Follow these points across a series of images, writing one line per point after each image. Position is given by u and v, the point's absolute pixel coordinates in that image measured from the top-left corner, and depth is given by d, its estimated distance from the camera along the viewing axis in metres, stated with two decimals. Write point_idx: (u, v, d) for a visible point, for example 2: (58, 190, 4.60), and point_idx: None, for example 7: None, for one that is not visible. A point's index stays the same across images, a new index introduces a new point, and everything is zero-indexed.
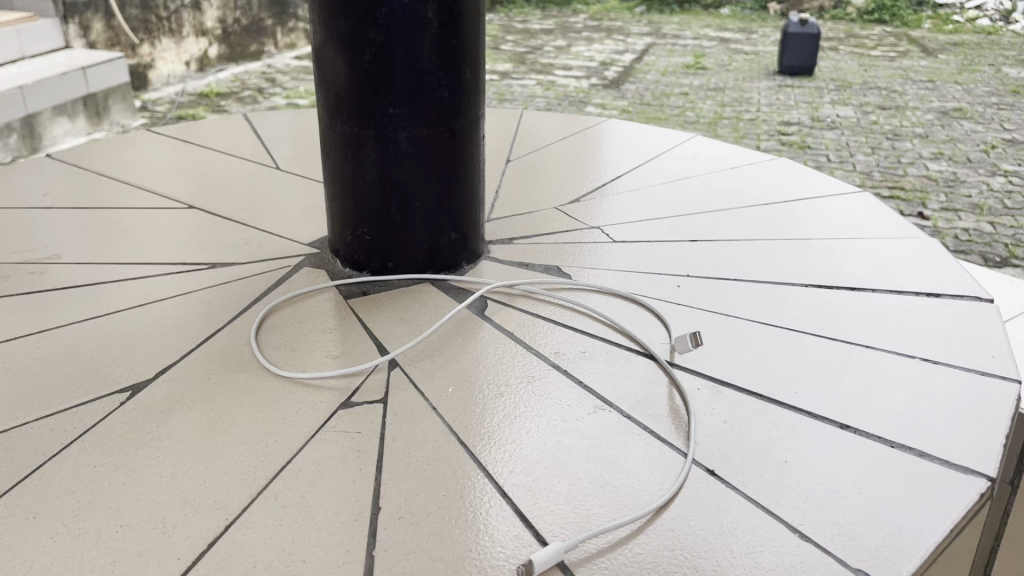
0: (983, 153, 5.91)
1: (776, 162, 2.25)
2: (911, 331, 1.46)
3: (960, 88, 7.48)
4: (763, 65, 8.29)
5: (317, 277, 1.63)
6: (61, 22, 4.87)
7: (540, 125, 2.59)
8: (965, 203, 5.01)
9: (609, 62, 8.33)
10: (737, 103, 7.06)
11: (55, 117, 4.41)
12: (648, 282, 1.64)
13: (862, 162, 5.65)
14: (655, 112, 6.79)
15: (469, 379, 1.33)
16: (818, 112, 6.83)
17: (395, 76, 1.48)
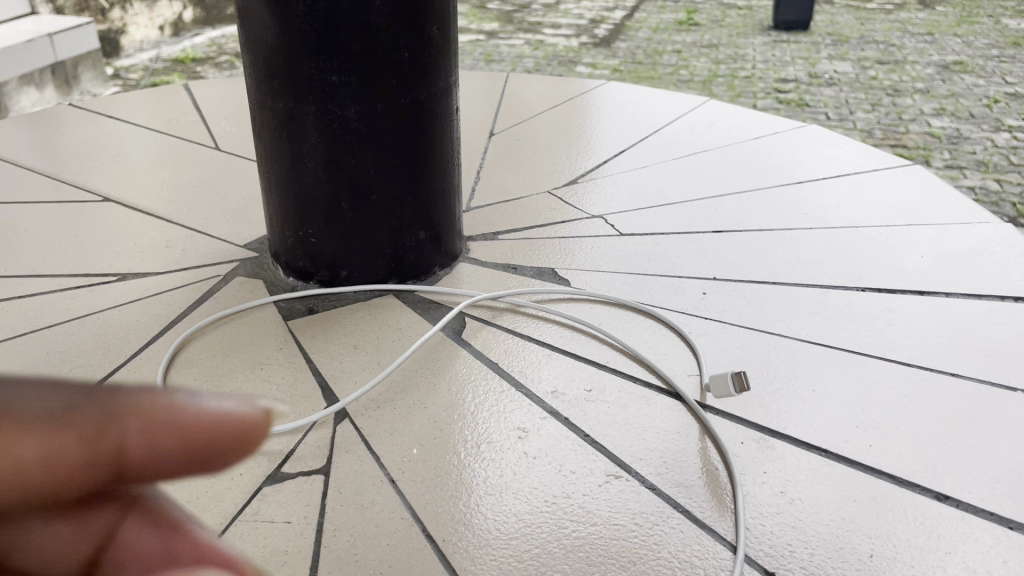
0: (987, 107, 5.57)
1: (805, 130, 1.92)
2: (1006, 351, 1.15)
3: (959, 41, 7.13)
4: (757, 20, 7.90)
5: (253, 291, 1.30)
6: None
7: (529, 89, 2.25)
8: (970, 160, 4.68)
9: (599, 19, 7.91)
10: (731, 60, 6.68)
11: (21, 87, 3.81)
12: (666, 289, 1.32)
13: (861, 120, 5.30)
14: (647, 71, 6.41)
15: (442, 431, 1.01)
16: (816, 68, 6.46)
17: (339, 33, 1.13)
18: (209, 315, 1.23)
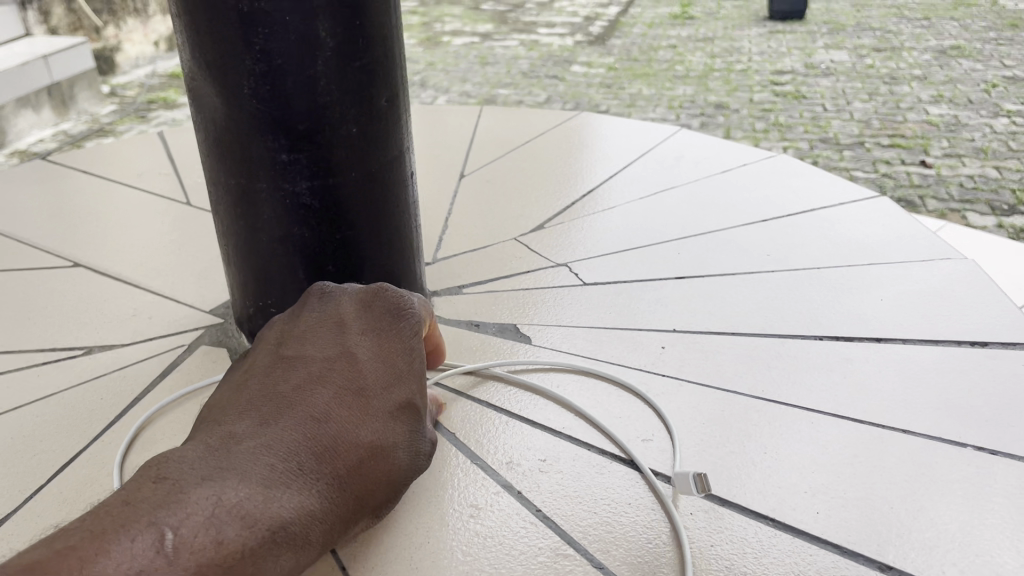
0: (984, 93, 5.55)
1: (775, 161, 1.93)
2: (957, 402, 1.16)
3: (956, 24, 7.13)
4: (753, 11, 7.91)
5: (217, 360, 1.32)
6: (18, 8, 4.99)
7: (504, 124, 2.26)
8: (968, 147, 4.69)
9: (593, 17, 7.92)
10: (727, 53, 6.68)
11: (19, 110, 4.61)
12: (626, 343, 1.33)
13: (858, 111, 5.29)
14: (642, 67, 6.41)
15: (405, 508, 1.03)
16: (812, 58, 6.46)
17: (285, 112, 1.14)
18: (173, 391, 1.25)
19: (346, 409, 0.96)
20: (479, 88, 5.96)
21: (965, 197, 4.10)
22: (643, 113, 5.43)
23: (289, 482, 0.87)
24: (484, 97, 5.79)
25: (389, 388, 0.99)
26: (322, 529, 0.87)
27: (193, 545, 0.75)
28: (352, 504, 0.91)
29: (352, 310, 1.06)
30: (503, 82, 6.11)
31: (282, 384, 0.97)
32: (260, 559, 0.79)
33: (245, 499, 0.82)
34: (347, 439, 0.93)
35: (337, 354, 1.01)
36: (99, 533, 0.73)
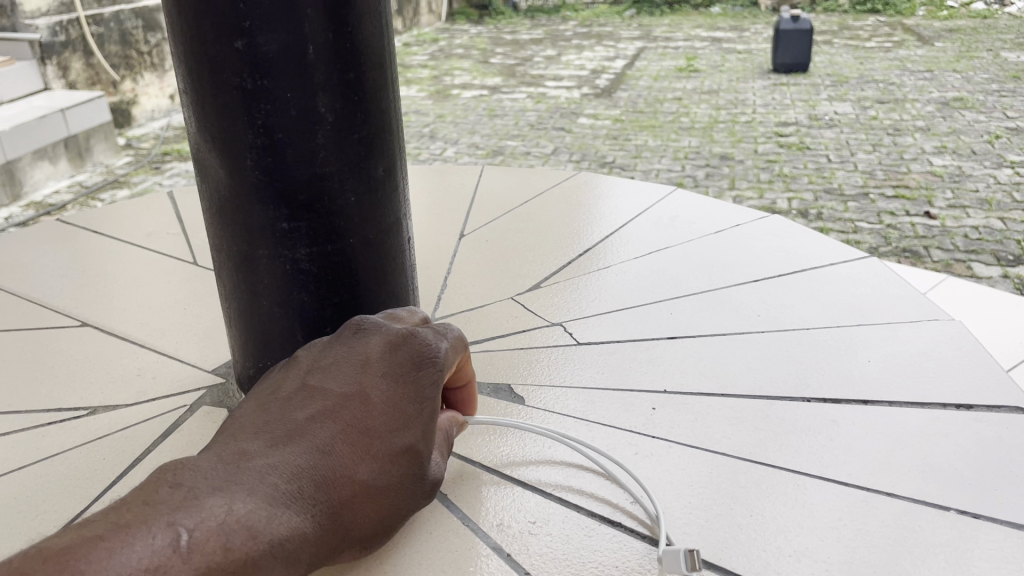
0: (988, 143, 5.63)
1: (768, 221, 1.97)
2: (942, 466, 1.18)
3: (959, 76, 7.26)
4: (757, 64, 8.06)
5: (217, 421, 1.35)
6: (38, 63, 5.70)
7: (505, 183, 2.32)
8: (973, 198, 4.74)
9: (600, 70, 8.10)
10: (732, 105, 6.79)
11: (35, 162, 4.90)
12: (617, 403, 1.36)
13: (862, 162, 5.37)
14: (648, 119, 6.51)
15: (409, 565, 1.06)
16: (816, 110, 6.57)
17: (286, 184, 1.19)
18: (173, 453, 1.28)
19: (354, 446, 0.97)
20: (487, 139, 6.08)
21: (970, 247, 4.13)
22: (649, 164, 5.51)
23: (289, 506, 0.90)
24: (491, 148, 5.88)
25: (398, 431, 0.99)
26: (304, 555, 0.90)
27: (203, 546, 0.80)
28: (336, 537, 0.93)
29: (376, 358, 1.04)
30: (511, 133, 6.23)
31: (302, 415, 1.00)
32: (253, 571, 0.82)
33: (253, 514, 0.86)
34: (346, 477, 0.95)
35: (357, 394, 1.02)
36: (123, 524, 0.79)
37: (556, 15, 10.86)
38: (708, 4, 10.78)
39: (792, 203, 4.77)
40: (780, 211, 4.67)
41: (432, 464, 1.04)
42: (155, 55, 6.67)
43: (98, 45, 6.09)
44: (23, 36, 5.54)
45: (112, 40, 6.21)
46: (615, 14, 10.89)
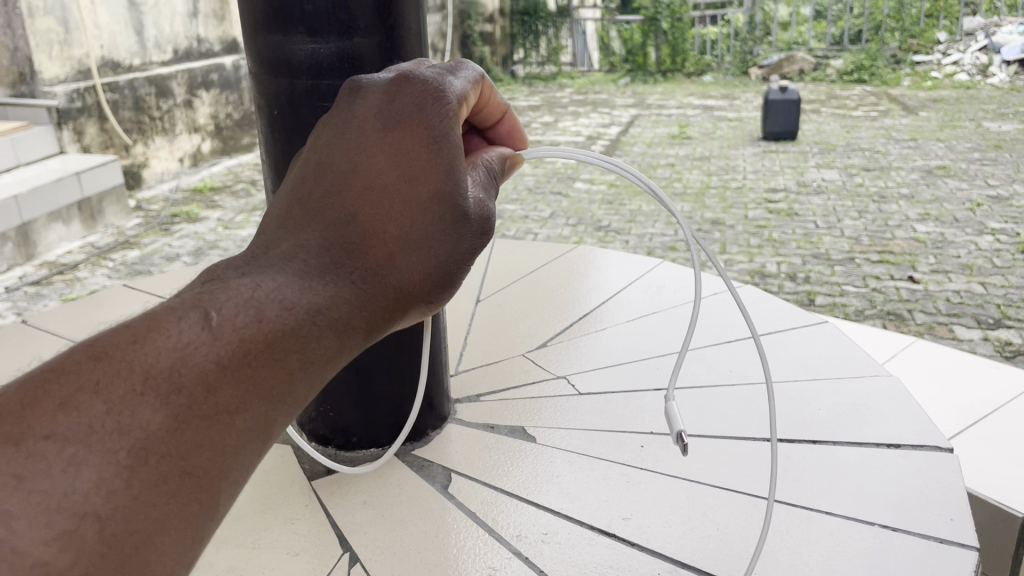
0: (970, 211, 5.97)
1: (741, 290, 2.29)
2: (872, 491, 1.47)
3: (942, 146, 7.68)
4: (748, 132, 8.49)
5: (283, 455, 1.65)
6: (55, 127, 6.15)
7: (514, 255, 2.64)
8: (955, 264, 5.08)
9: (596, 136, 8.53)
10: (723, 172, 7.19)
11: (48, 224, 5.25)
12: (612, 441, 1.65)
13: (849, 228, 5.73)
14: (642, 184, 6.90)
15: (448, 567, 1.34)
16: (804, 177, 6.97)
17: None
18: (251, 481, 1.58)
19: (380, 202, 0.82)
20: None
21: (952, 311, 4.40)
22: (643, 227, 5.86)
23: (319, 274, 0.76)
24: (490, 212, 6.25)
25: (425, 172, 0.85)
26: (366, 316, 0.78)
27: (226, 332, 0.67)
28: (394, 293, 0.81)
29: (373, 113, 0.88)
30: (511, 197, 6.61)
31: (311, 187, 0.83)
32: (302, 346, 0.71)
33: (278, 288, 0.72)
34: (379, 233, 0.81)
35: (362, 148, 0.85)
36: (115, 340, 0.63)
37: (554, 81, 11.40)
38: (701, 71, 11.22)
39: (782, 267, 5.07)
40: (769, 273, 4.99)
41: (475, 199, 0.90)
42: (165, 119, 7.30)
43: (112, 110, 6.69)
44: (43, 102, 6.02)
45: (126, 106, 6.89)
46: (611, 80, 11.41)
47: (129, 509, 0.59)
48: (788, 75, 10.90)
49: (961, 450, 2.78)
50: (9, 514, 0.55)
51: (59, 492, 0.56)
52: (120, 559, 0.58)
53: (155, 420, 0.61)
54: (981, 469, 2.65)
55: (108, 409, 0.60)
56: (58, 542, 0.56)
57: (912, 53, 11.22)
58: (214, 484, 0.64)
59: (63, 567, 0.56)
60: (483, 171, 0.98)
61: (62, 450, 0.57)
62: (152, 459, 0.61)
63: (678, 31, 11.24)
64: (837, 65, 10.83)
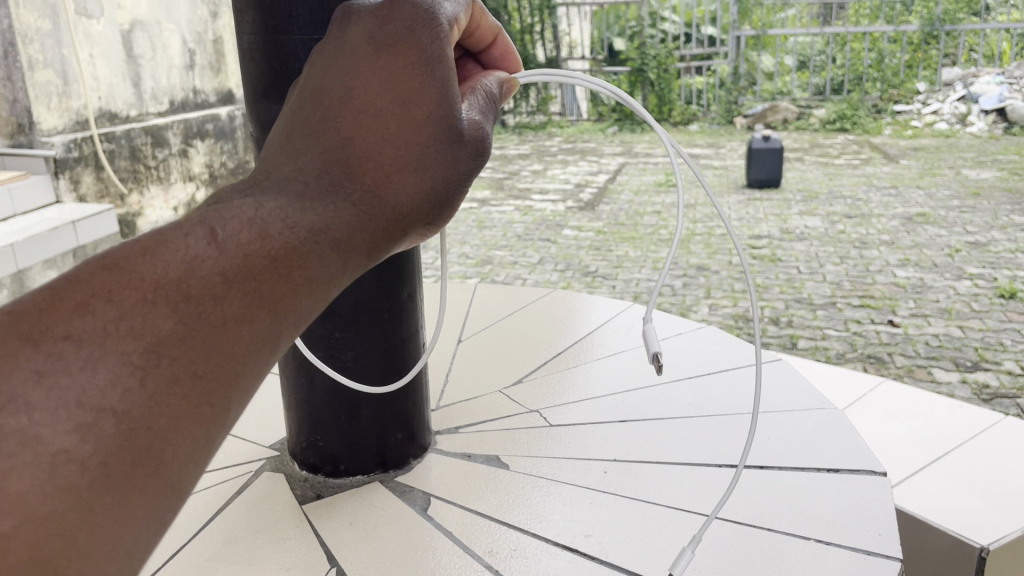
0: (948, 257, 6.23)
1: (704, 331, 2.48)
2: (810, 510, 1.63)
3: (922, 193, 7.92)
4: (732, 179, 8.74)
5: (276, 482, 1.80)
6: (51, 177, 6.27)
7: (494, 298, 2.83)
8: (935, 307, 5.30)
9: (584, 184, 8.76)
10: (708, 219, 7.41)
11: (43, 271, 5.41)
12: (578, 468, 1.81)
13: (831, 273, 5.93)
14: (629, 231, 7.10)
15: None
16: (787, 224, 7.19)
17: (338, 304, 1.68)
18: (248, 505, 1.72)
19: (376, 126, 0.81)
20: (477, 250, 6.63)
21: (931, 353, 4.62)
22: (629, 273, 6.04)
23: (318, 194, 0.76)
24: (480, 258, 6.42)
25: (418, 96, 0.84)
26: (366, 236, 0.78)
27: (230, 248, 0.67)
28: (394, 214, 0.81)
29: (367, 42, 0.87)
30: (500, 244, 6.80)
31: (309, 115, 0.83)
32: (305, 260, 0.71)
33: (281, 206, 0.72)
34: (375, 156, 0.81)
35: (356, 75, 0.84)
36: (125, 251, 0.64)
37: (543, 130, 11.69)
38: (686, 121, 11.21)
39: (765, 311, 5.28)
40: (753, 317, 5.17)
41: (475, 127, 0.89)
42: (160, 169, 7.50)
43: (108, 160, 6.88)
44: (41, 152, 6.15)
45: (122, 155, 7.07)
46: (599, 130, 11.71)
47: (142, 409, 0.61)
48: (772, 125, 11.10)
49: (920, 477, 2.87)
50: (30, 407, 0.57)
51: (77, 389, 0.59)
52: (137, 454, 0.61)
53: (164, 326, 0.62)
54: (937, 493, 2.75)
55: (122, 315, 0.61)
56: (79, 434, 0.59)
57: (894, 102, 11.49)
58: (223, 389, 0.65)
59: (84, 457, 0.59)
60: (481, 96, 0.95)
61: (79, 350, 0.59)
62: (163, 362, 0.62)
63: (664, 82, 11.49)
64: (820, 115, 11.04)
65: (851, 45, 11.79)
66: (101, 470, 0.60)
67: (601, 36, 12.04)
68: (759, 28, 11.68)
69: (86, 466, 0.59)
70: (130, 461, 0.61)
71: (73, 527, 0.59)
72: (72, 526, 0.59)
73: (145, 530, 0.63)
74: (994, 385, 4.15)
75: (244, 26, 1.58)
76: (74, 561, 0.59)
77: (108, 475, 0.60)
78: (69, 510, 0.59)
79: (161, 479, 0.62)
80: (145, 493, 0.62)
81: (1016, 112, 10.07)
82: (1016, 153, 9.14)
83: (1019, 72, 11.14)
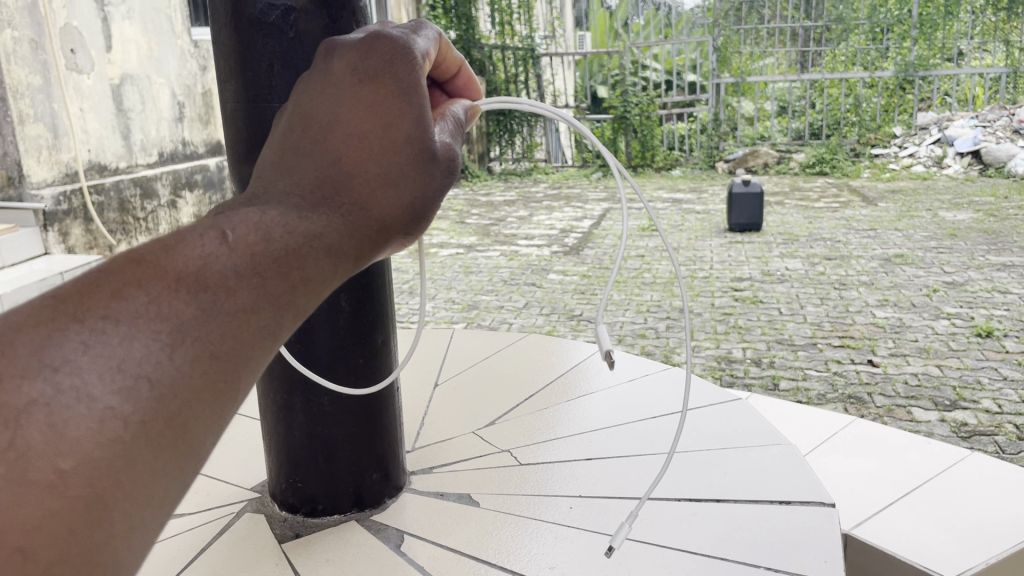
0: (926, 297, 6.38)
1: (670, 373, 2.61)
2: (760, 540, 1.74)
3: (900, 235, 8.12)
4: (714, 223, 8.91)
5: (255, 523, 1.89)
6: (41, 230, 6.33)
7: (471, 343, 2.94)
8: (913, 346, 5.40)
9: (569, 230, 8.92)
10: (690, 262, 7.57)
11: None
12: (545, 503, 1.91)
13: (812, 314, 6.09)
14: (613, 275, 7.25)
15: None
16: (768, 266, 7.35)
17: (317, 352, 1.78)
18: (228, 544, 1.81)
19: (362, 148, 0.87)
20: (464, 295, 6.76)
21: (910, 393, 4.68)
22: (614, 316, 6.18)
23: (311, 207, 0.82)
24: (466, 303, 6.56)
25: (397, 120, 0.89)
26: (351, 247, 0.84)
27: (239, 247, 0.74)
28: (378, 225, 0.86)
29: (348, 68, 0.91)
30: (486, 289, 6.93)
31: (298, 137, 0.88)
32: (302, 262, 0.77)
33: (280, 218, 0.79)
34: (362, 173, 0.86)
35: (340, 100, 0.89)
36: (150, 248, 0.70)
37: (529, 177, 11.97)
38: (670, 165, 11.61)
39: (747, 352, 5.40)
40: (735, 358, 5.29)
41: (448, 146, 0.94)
42: (148, 219, 7.68)
43: (98, 211, 6.99)
44: (31, 206, 6.21)
45: (111, 208, 7.19)
46: (583, 176, 11.97)
47: (172, 380, 0.66)
48: (753, 169, 11.43)
49: (889, 514, 2.96)
50: (81, 369, 0.62)
51: (119, 356, 0.64)
52: (170, 415, 0.66)
53: (187, 310, 0.68)
54: (906, 530, 2.85)
55: (151, 299, 0.67)
56: (122, 396, 0.64)
57: (871, 146, 11.83)
58: (233, 373, 0.70)
59: (126, 414, 0.64)
60: (450, 121, 1.02)
61: (118, 325, 0.65)
62: (188, 341, 0.68)
63: (646, 129, 11.70)
64: (799, 160, 11.39)
65: (829, 90, 12.03)
66: (141, 430, 0.64)
67: (585, 85, 12.30)
68: (738, 76, 11.83)
69: (128, 422, 0.64)
70: (164, 421, 0.66)
71: (116, 479, 0.63)
72: (118, 477, 0.64)
73: (172, 488, 0.67)
74: (972, 423, 4.27)
75: (227, 92, 1.69)
76: (118, 509, 0.64)
77: (146, 434, 0.65)
78: (113, 462, 0.63)
79: (190, 441, 0.67)
80: (175, 454, 0.67)
81: (990, 154, 10.37)
82: (992, 194, 9.34)
83: (992, 116, 11.49)
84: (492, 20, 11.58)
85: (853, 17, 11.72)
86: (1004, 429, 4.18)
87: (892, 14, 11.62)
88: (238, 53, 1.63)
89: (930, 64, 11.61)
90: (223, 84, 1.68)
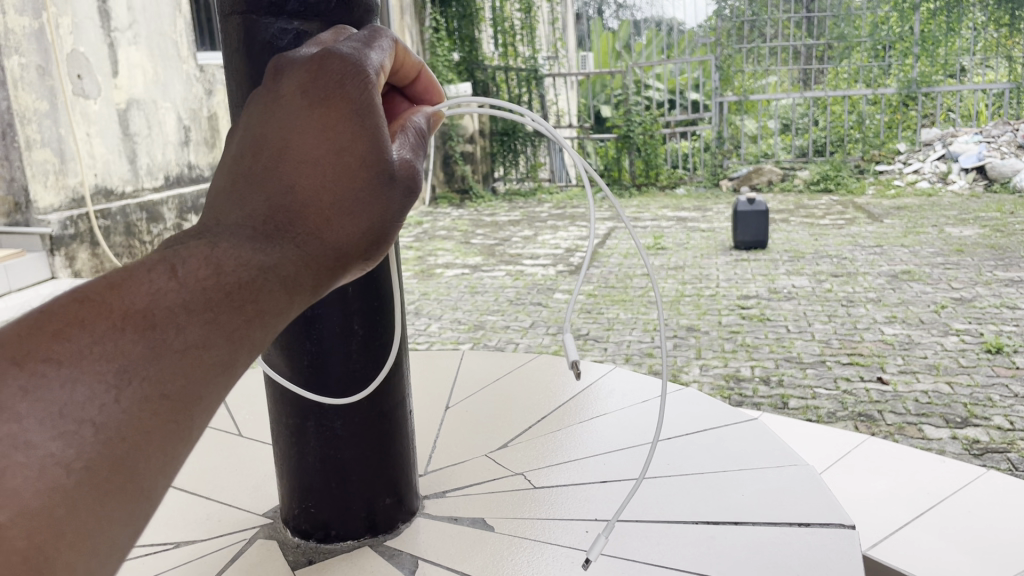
0: (934, 313, 6.34)
1: (682, 393, 2.59)
2: (778, 564, 1.70)
3: (906, 251, 8.09)
4: (719, 241, 8.88)
5: (267, 550, 1.86)
6: (47, 255, 6.35)
7: (480, 366, 2.91)
8: (922, 363, 5.35)
9: (574, 249, 8.89)
10: (697, 279, 7.54)
11: None
12: (557, 528, 1.88)
13: (820, 331, 6.05)
14: (619, 293, 7.23)
15: None
16: (775, 283, 7.32)
17: (329, 375, 1.76)
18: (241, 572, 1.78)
19: (316, 174, 0.83)
20: (470, 315, 6.73)
21: (921, 410, 4.63)
22: (620, 334, 6.15)
23: (265, 237, 0.78)
24: (472, 323, 6.54)
25: (351, 142, 0.85)
26: (311, 275, 0.81)
27: (190, 282, 0.72)
28: (336, 252, 0.83)
29: (296, 89, 0.88)
30: (491, 309, 6.91)
31: (251, 161, 0.84)
32: (257, 294, 0.75)
33: (232, 248, 0.76)
34: (316, 199, 0.82)
35: (292, 124, 0.85)
36: (97, 288, 0.69)
37: (534, 197, 12.01)
38: (674, 183, 11.61)
39: (755, 370, 5.37)
40: (745, 377, 5.24)
41: (407, 166, 0.91)
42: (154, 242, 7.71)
43: (104, 235, 7.00)
44: (37, 230, 6.22)
45: (117, 231, 7.22)
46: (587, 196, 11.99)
47: (118, 422, 0.66)
48: (757, 186, 11.40)
49: (902, 536, 2.92)
50: (21, 417, 0.62)
51: (61, 402, 0.64)
52: (115, 460, 0.66)
53: (134, 349, 0.68)
54: (920, 549, 2.81)
55: (95, 340, 0.66)
56: (64, 441, 0.64)
57: (875, 162, 11.82)
58: (185, 414, 0.70)
59: (69, 461, 0.64)
60: (411, 134, 1.00)
61: (60, 369, 0.64)
62: (137, 380, 0.67)
63: (650, 148, 11.65)
64: (803, 177, 11.36)
65: (832, 107, 11.99)
66: (85, 475, 0.65)
67: (587, 104, 12.35)
68: (741, 94, 11.79)
69: (71, 470, 0.64)
70: (110, 466, 0.66)
71: (60, 528, 0.64)
72: (62, 526, 0.64)
73: (122, 535, 0.67)
74: (983, 440, 4.21)
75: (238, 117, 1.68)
76: (64, 557, 0.64)
77: (92, 479, 0.65)
78: (56, 510, 0.63)
79: (139, 487, 0.67)
80: (125, 498, 0.67)
81: (995, 170, 10.34)
82: (998, 209, 9.32)
83: (995, 131, 11.48)
84: (495, 41, 11.62)
85: (855, 34, 11.71)
86: (1017, 446, 4.12)
87: (894, 31, 11.63)
88: (249, 76, 1.62)
89: (932, 81, 11.56)
90: (236, 112, 1.68)
